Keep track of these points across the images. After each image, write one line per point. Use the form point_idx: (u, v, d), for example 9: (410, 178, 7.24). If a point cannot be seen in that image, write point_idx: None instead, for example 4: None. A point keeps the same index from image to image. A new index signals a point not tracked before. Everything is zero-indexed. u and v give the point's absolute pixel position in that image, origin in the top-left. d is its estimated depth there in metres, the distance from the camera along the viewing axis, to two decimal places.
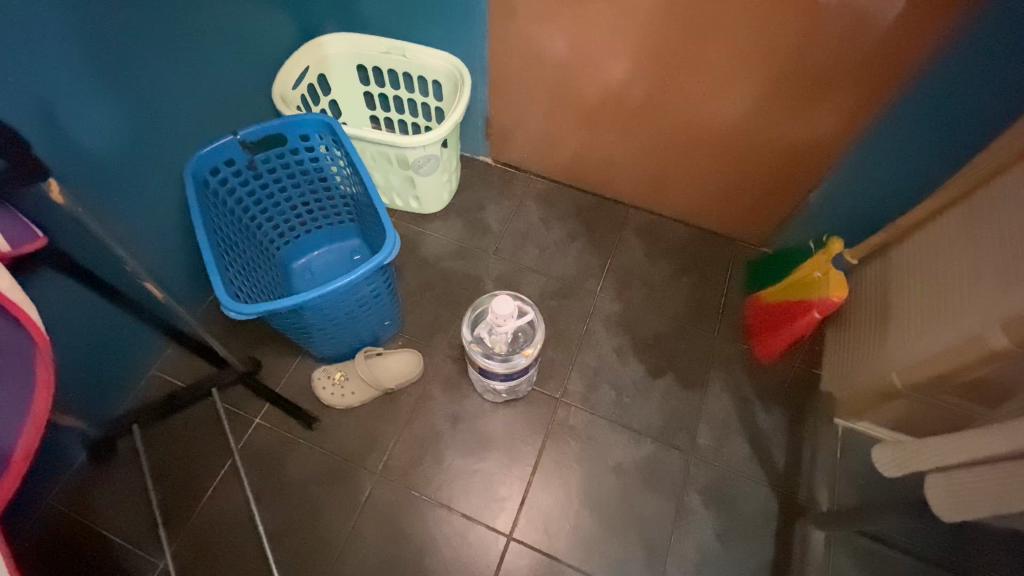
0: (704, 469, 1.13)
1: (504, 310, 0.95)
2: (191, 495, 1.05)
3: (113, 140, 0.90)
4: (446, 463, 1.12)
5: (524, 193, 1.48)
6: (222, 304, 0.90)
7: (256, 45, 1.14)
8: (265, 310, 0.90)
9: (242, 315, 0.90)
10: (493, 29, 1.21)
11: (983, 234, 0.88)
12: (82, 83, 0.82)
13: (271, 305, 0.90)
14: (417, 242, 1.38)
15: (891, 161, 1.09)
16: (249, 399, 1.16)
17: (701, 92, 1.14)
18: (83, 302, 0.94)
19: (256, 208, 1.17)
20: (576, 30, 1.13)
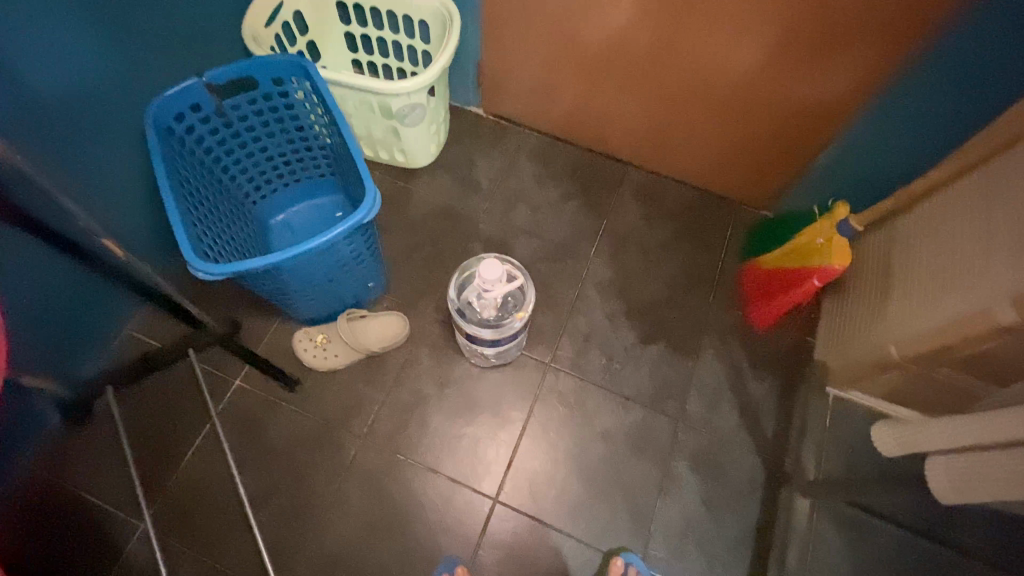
0: (693, 436, 1.12)
1: (491, 275, 0.90)
2: (171, 457, 1.03)
3: (61, 79, 0.81)
4: (432, 427, 1.10)
5: (517, 148, 1.39)
6: (188, 264, 0.83)
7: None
8: (235, 271, 0.84)
9: (211, 276, 0.84)
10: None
11: (999, 203, 0.83)
12: (17, 14, 0.72)
13: (241, 266, 0.83)
14: (403, 198, 1.31)
15: (908, 122, 1.02)
16: (228, 360, 1.13)
17: (711, 42, 1.04)
18: (39, 259, 0.88)
19: (227, 159, 1.09)
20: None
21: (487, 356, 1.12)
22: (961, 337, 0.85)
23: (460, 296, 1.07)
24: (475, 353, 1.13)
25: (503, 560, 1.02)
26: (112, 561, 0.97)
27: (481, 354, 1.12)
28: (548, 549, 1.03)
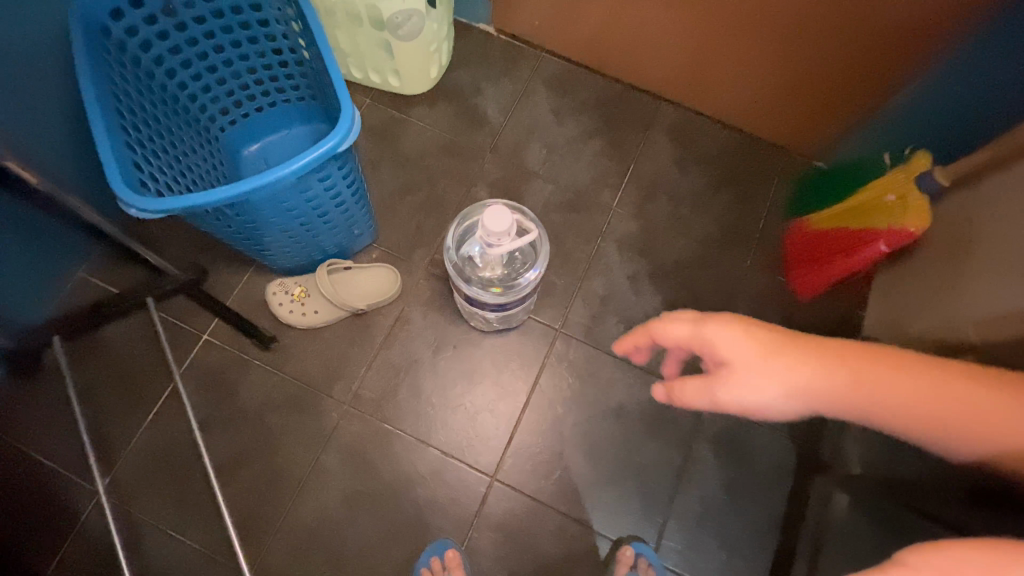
0: (719, 416, 0.99)
1: (504, 229, 0.74)
2: (132, 418, 0.93)
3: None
4: (424, 394, 0.98)
5: (532, 75, 1.18)
6: (116, 196, 0.66)
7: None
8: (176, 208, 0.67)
9: (147, 213, 0.67)
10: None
11: None
12: None
13: (183, 200, 0.66)
14: (397, 131, 1.12)
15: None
16: (194, 312, 0.99)
17: None
18: None
19: (182, 71, 0.90)
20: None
21: (488, 320, 0.98)
22: None
23: (457, 254, 0.91)
24: (475, 317, 0.98)
25: (499, 543, 0.92)
26: (69, 529, 0.88)
27: (481, 317, 0.98)
28: (549, 532, 0.93)
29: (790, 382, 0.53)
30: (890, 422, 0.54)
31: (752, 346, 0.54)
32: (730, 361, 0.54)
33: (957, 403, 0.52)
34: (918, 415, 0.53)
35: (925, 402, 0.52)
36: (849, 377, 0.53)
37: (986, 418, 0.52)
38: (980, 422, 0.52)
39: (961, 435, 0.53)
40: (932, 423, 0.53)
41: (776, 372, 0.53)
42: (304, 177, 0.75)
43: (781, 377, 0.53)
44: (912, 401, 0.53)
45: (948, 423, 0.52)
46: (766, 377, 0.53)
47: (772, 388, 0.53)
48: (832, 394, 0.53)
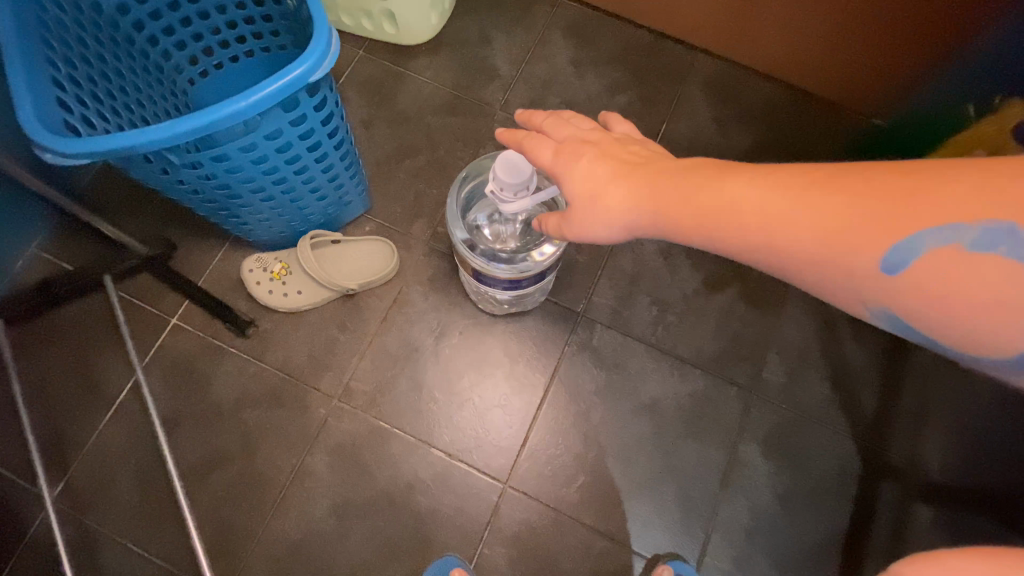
0: (769, 413, 0.85)
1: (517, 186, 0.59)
2: (90, 415, 0.80)
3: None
4: (426, 388, 0.84)
5: (548, 22, 1.03)
6: (29, 136, 0.54)
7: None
8: (98, 154, 0.54)
9: (65, 159, 0.55)
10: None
11: None
12: None
13: (105, 143, 0.53)
14: (394, 86, 0.98)
15: None
16: (161, 293, 0.86)
17: None
18: None
19: (136, 6, 0.74)
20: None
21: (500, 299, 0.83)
22: None
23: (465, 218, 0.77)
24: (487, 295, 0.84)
25: (513, 561, 0.79)
26: (15, 544, 0.75)
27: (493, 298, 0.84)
28: (572, 548, 0.80)
29: (617, 201, 0.44)
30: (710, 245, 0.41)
31: (597, 168, 0.45)
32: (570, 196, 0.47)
33: (789, 210, 0.36)
34: (731, 229, 0.39)
35: (744, 212, 0.38)
36: (671, 190, 0.42)
37: (811, 226, 0.36)
38: (811, 234, 0.36)
39: (776, 248, 0.37)
40: (759, 242, 0.38)
41: (597, 185, 0.45)
42: (269, 116, 0.59)
43: (602, 189, 0.45)
44: (733, 204, 0.38)
45: (767, 235, 0.37)
46: (593, 220, 0.46)
47: (593, 203, 0.45)
48: (654, 211, 0.43)
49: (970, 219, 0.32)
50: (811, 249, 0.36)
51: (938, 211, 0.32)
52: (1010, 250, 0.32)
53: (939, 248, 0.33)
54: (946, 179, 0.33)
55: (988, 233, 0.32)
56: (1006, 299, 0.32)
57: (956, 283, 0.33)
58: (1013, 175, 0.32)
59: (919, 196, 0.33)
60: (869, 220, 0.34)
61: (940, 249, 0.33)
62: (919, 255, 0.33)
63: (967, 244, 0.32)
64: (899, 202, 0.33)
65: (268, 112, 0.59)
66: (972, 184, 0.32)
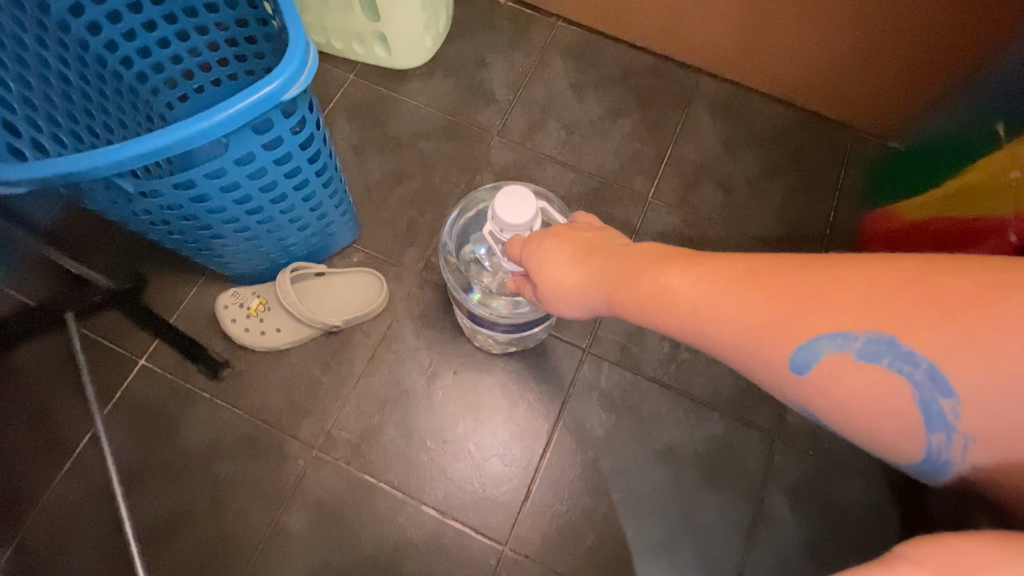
0: (795, 460, 0.77)
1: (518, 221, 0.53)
2: (45, 469, 0.72)
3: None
4: (417, 435, 0.77)
5: (546, 45, 0.99)
6: None
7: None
8: (42, 181, 0.48)
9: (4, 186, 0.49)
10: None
11: None
12: None
13: (49, 168, 0.47)
14: (385, 112, 0.93)
15: None
16: (130, 331, 0.79)
17: None
18: None
19: (108, 25, 0.69)
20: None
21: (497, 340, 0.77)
22: None
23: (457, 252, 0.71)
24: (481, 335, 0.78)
25: None
26: None
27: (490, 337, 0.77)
28: None
29: (571, 285, 0.44)
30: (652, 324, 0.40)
31: (557, 252, 0.46)
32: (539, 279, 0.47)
33: (708, 298, 0.35)
34: (670, 319, 0.37)
35: (669, 298, 0.37)
36: (618, 278, 0.41)
37: (719, 320, 0.34)
38: (717, 325, 0.34)
39: (690, 334, 0.36)
40: (681, 328, 0.37)
41: (553, 268, 0.45)
42: (238, 138, 0.53)
43: (557, 271, 0.45)
44: (664, 292, 0.37)
45: (689, 323, 0.36)
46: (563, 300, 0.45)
47: (549, 285, 0.45)
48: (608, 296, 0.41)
49: (854, 328, 0.30)
50: (720, 339, 0.34)
51: (830, 314, 0.31)
52: (891, 361, 0.30)
53: (829, 354, 0.31)
54: (838, 283, 0.31)
55: (871, 343, 0.30)
56: (889, 411, 0.30)
57: (842, 392, 0.31)
58: (899, 279, 0.30)
59: (807, 296, 0.32)
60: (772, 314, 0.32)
61: (829, 355, 0.31)
62: (811, 359, 0.32)
63: (853, 352, 0.31)
64: (798, 299, 0.32)
65: (235, 134, 0.53)
66: (858, 287, 0.31)
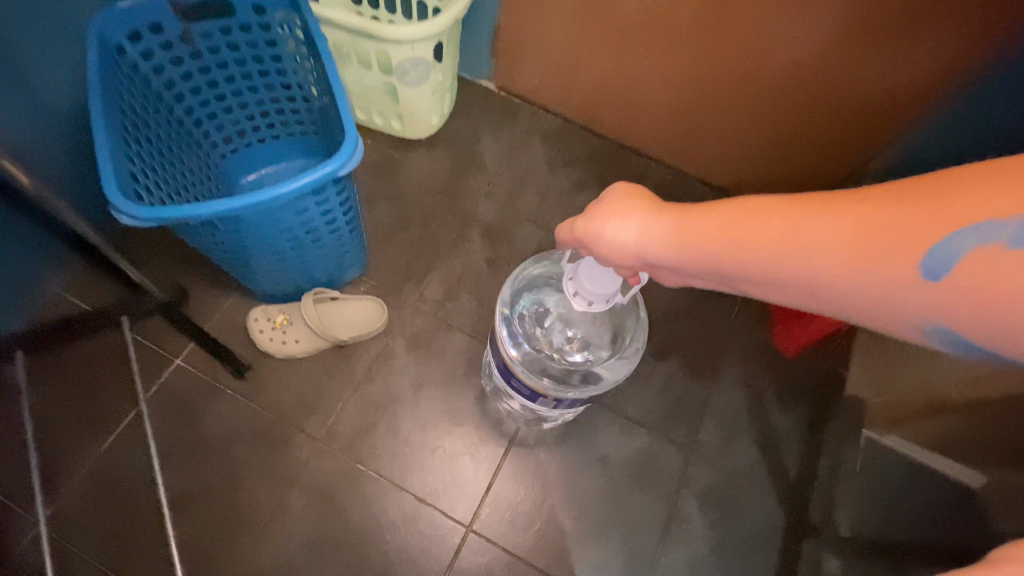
0: (705, 470, 0.96)
1: (602, 291, 0.57)
2: (85, 445, 0.85)
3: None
4: (402, 434, 0.94)
5: (530, 128, 1.24)
6: (110, 203, 0.65)
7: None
8: (169, 219, 0.67)
9: (138, 222, 0.67)
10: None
11: None
12: None
13: (176, 211, 0.67)
14: (395, 171, 1.15)
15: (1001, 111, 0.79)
16: (170, 333, 0.95)
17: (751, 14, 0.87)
18: None
19: (190, 96, 0.91)
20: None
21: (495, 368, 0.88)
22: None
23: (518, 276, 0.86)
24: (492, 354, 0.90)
25: None
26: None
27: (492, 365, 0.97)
28: None
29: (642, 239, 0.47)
30: (715, 280, 0.45)
31: (633, 216, 0.48)
32: (607, 215, 0.49)
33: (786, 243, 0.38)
34: (754, 258, 0.40)
35: (743, 247, 0.40)
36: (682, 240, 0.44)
37: (832, 238, 0.36)
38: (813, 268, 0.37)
39: (777, 281, 0.40)
40: (763, 276, 0.40)
41: (621, 219, 0.48)
42: (302, 198, 0.75)
43: (620, 226, 0.48)
44: (736, 261, 0.41)
45: (764, 269, 0.40)
46: (619, 241, 0.48)
47: (610, 224, 0.49)
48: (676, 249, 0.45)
49: (996, 217, 0.32)
50: (832, 270, 0.37)
51: (969, 212, 0.33)
52: None
53: (969, 253, 0.33)
54: (957, 184, 0.34)
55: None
56: None
57: (999, 286, 0.33)
58: None
59: (944, 199, 0.34)
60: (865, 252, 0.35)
61: (976, 249, 0.33)
62: (953, 260, 0.33)
63: (1006, 240, 0.32)
64: (890, 235, 0.35)
65: (301, 196, 0.75)
66: (997, 186, 0.33)
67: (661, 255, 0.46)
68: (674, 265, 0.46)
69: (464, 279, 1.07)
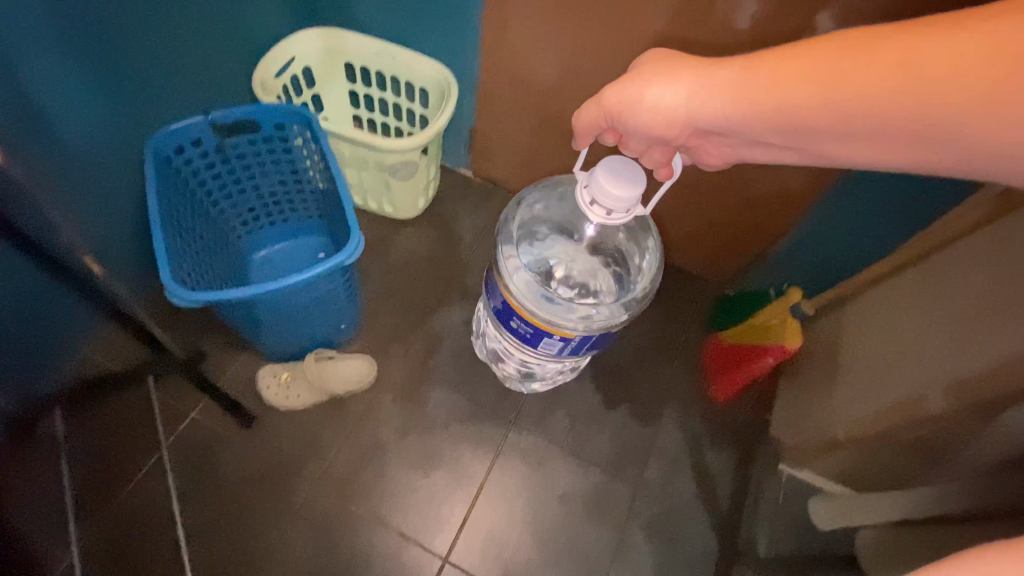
0: (649, 504, 1.13)
1: (620, 194, 0.72)
2: (113, 487, 1.00)
3: (63, 93, 0.82)
4: (388, 476, 1.09)
5: (502, 208, 1.44)
6: (166, 288, 0.85)
7: (221, 17, 1.02)
8: (212, 300, 0.86)
9: (187, 302, 0.85)
10: (482, 32, 1.11)
11: (938, 300, 0.85)
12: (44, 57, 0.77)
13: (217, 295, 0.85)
14: (386, 246, 1.35)
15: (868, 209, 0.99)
16: (187, 390, 1.10)
17: None
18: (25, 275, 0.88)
19: (219, 192, 1.12)
20: (561, 45, 1.04)
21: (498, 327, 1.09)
22: (902, 421, 0.87)
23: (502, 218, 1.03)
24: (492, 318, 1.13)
25: None
26: None
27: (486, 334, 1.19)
28: None
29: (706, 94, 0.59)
30: (785, 141, 0.58)
31: (683, 79, 0.61)
32: (669, 80, 0.61)
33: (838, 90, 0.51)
34: (854, 101, 0.50)
35: (799, 93, 0.53)
36: (749, 90, 0.56)
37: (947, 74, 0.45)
38: (874, 107, 0.50)
39: (847, 129, 0.52)
40: (826, 122, 0.53)
41: (673, 80, 0.61)
42: (314, 281, 0.95)
43: (674, 84, 0.61)
44: (823, 106, 0.52)
45: (824, 118, 0.53)
46: (676, 94, 0.61)
47: (654, 87, 0.62)
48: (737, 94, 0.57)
49: None
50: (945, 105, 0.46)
51: None
52: None
53: None
54: None
55: None
56: None
57: None
58: None
59: None
60: (918, 79, 0.47)
61: None
62: None
63: None
64: (949, 63, 0.45)
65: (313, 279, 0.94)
66: None
67: (710, 113, 0.60)
68: (727, 121, 0.59)
69: (444, 339, 1.24)
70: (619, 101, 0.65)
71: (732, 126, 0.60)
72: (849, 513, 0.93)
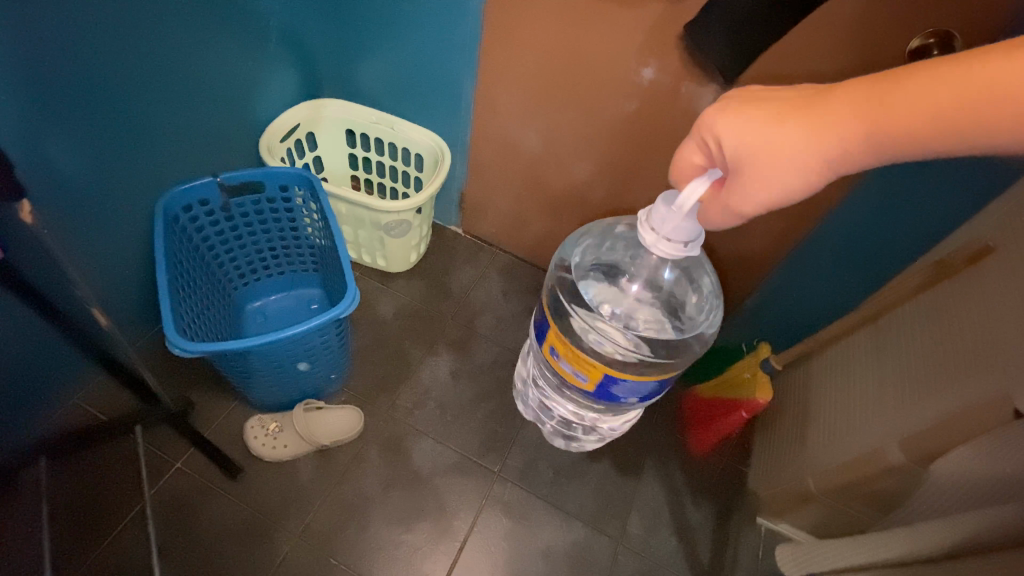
0: (632, 559, 1.14)
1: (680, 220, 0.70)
2: (92, 538, 1.00)
3: (88, 162, 0.90)
4: (372, 529, 1.09)
5: (489, 264, 1.50)
6: (168, 339, 0.89)
7: (234, 89, 1.12)
8: (211, 351, 0.90)
9: (186, 352, 0.89)
10: (473, 107, 1.23)
11: (893, 357, 0.93)
12: (76, 127, 0.85)
13: (215, 346, 0.89)
14: (378, 299, 1.41)
15: (824, 271, 1.07)
16: (173, 440, 1.12)
17: (643, 194, 1.17)
18: (31, 327, 0.91)
19: (220, 246, 1.17)
20: (546, 121, 1.16)
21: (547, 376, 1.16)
22: (865, 473, 0.91)
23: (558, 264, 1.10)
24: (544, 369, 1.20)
25: None
26: None
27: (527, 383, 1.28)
28: None
29: (767, 151, 0.49)
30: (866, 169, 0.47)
31: (737, 131, 0.51)
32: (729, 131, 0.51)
33: (897, 124, 0.42)
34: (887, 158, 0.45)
35: (850, 141, 0.45)
36: (795, 154, 0.47)
37: (957, 139, 0.40)
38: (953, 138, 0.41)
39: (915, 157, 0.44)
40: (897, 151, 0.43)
41: (733, 133, 0.51)
42: (309, 333, 0.99)
43: (734, 133, 0.51)
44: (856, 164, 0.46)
45: (899, 149, 0.43)
46: (736, 142, 0.51)
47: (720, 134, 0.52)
48: (802, 150, 0.47)
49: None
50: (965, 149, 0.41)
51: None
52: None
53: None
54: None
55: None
56: None
57: None
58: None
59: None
60: (979, 111, 0.38)
61: None
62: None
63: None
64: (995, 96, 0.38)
65: (309, 331, 0.99)
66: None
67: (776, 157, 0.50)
68: (779, 172, 0.49)
69: (431, 390, 1.28)
70: (728, 165, 0.53)
71: (787, 182, 0.49)
72: (810, 560, 0.91)
